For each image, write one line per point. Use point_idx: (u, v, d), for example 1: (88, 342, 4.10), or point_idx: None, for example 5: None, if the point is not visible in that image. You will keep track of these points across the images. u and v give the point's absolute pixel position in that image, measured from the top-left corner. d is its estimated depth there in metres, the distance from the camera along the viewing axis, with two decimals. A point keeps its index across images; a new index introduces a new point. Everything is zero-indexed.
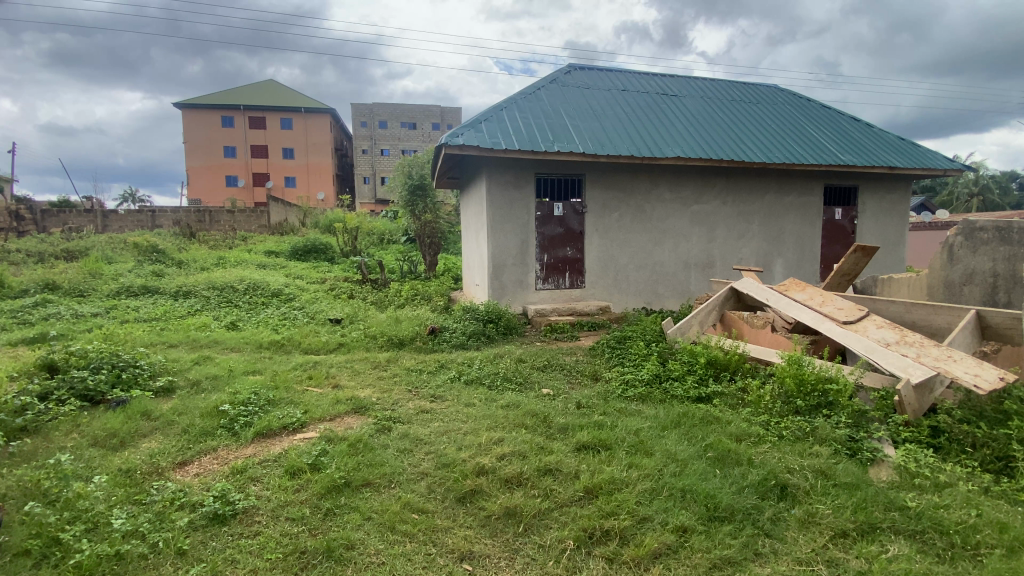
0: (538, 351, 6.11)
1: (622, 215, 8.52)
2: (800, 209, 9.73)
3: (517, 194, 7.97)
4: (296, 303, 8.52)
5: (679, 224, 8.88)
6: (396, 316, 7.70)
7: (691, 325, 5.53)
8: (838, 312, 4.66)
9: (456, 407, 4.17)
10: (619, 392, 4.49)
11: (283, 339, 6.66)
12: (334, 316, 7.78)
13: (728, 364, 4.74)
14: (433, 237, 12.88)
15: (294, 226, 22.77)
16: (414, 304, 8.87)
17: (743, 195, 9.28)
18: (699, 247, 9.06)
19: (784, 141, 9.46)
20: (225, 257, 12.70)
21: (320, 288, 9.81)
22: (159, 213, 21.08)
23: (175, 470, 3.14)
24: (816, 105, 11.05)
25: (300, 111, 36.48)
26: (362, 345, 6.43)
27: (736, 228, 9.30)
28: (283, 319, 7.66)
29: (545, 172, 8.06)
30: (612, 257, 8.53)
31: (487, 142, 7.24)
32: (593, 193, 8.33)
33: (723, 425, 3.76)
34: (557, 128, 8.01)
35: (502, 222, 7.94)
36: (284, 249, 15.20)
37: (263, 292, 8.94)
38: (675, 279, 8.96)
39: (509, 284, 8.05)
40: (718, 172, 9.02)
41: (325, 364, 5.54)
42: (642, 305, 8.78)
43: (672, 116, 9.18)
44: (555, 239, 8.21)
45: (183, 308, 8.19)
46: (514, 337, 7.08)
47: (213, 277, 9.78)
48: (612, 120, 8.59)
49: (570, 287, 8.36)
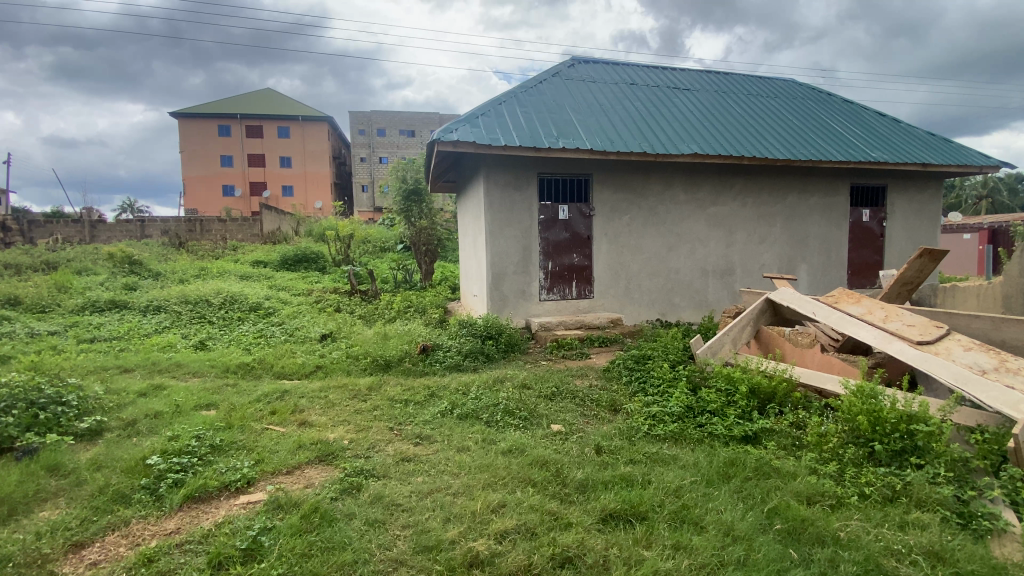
0: (544, 373, 5.30)
1: (634, 218, 7.75)
2: (825, 211, 8.96)
3: (518, 196, 7.21)
4: (276, 319, 7.71)
5: (695, 228, 8.10)
6: (385, 333, 6.91)
7: (723, 343, 4.74)
8: (910, 330, 3.88)
9: (446, 454, 3.37)
10: (646, 430, 3.70)
11: (255, 361, 5.87)
12: (315, 333, 6.98)
13: (773, 394, 3.96)
14: (429, 245, 12.10)
15: (287, 236, 22.02)
16: (406, 318, 8.07)
17: (764, 196, 8.51)
18: (717, 253, 8.28)
19: (807, 136, 8.71)
20: (208, 268, 11.92)
21: (305, 301, 9.02)
22: (149, 223, 20.34)
23: (63, 559, 2.33)
24: (838, 101, 10.32)
25: (297, 120, 35.91)
26: (343, 368, 5.62)
27: (757, 231, 8.52)
28: (259, 338, 6.86)
29: (548, 172, 7.30)
30: (623, 265, 7.75)
31: (484, 138, 6.47)
32: (601, 195, 7.56)
33: (784, 481, 2.96)
34: (561, 123, 7.25)
35: (501, 227, 7.17)
36: (274, 258, 14.42)
37: (241, 306, 8.15)
38: (692, 288, 8.17)
39: (510, 293, 7.27)
40: (737, 170, 8.26)
41: (297, 393, 4.74)
42: (656, 317, 7.98)
43: (686, 110, 8.43)
44: (560, 245, 7.44)
45: (151, 325, 7.39)
46: (516, 355, 6.28)
47: (189, 290, 8.99)
48: (621, 114, 7.85)
49: (577, 298, 7.58)
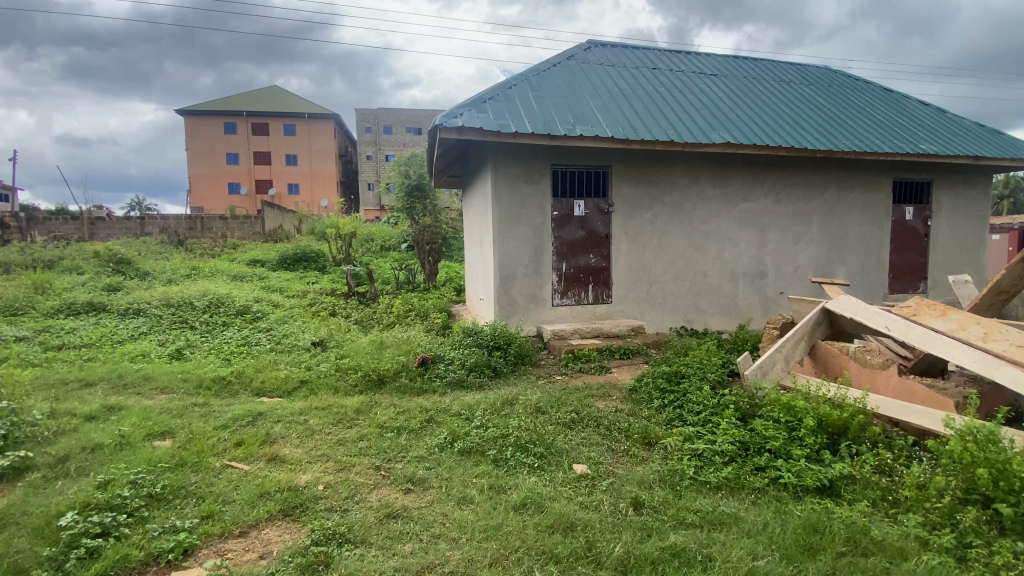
0: (561, 393, 4.58)
1: (657, 215, 7.01)
2: (865, 208, 8.18)
3: (530, 190, 6.50)
4: (263, 324, 7.05)
5: (724, 226, 7.35)
6: (382, 341, 6.22)
7: (775, 362, 4.06)
8: (1019, 352, 3.21)
9: (444, 509, 2.68)
10: (695, 478, 3.00)
11: (233, 374, 5.19)
12: (305, 340, 6.30)
13: (845, 429, 3.27)
14: (433, 244, 11.33)
15: (288, 234, 21.45)
16: (405, 324, 7.38)
17: (799, 192, 7.73)
18: (748, 254, 7.52)
19: (847, 126, 7.92)
20: (200, 268, 11.30)
21: (298, 304, 8.35)
22: (149, 220, 19.79)
23: None
24: (877, 90, 9.51)
25: (304, 117, 35.49)
26: (331, 384, 4.92)
27: (792, 230, 7.75)
28: (242, 346, 6.20)
29: (563, 164, 6.58)
30: (645, 266, 7.02)
31: (491, 124, 5.77)
32: (621, 189, 6.83)
33: (889, 562, 2.24)
34: (578, 108, 6.53)
35: (511, 225, 6.46)
36: (272, 257, 13.80)
37: (228, 310, 7.49)
38: (720, 292, 7.42)
39: (520, 298, 6.56)
40: (771, 162, 7.49)
41: (273, 416, 4.05)
42: (681, 324, 7.24)
43: (715, 96, 7.67)
44: (575, 245, 6.73)
45: (127, 330, 6.74)
46: (526, 368, 5.57)
47: (175, 291, 8.36)
48: (643, 100, 7.11)
49: (594, 303, 6.85)
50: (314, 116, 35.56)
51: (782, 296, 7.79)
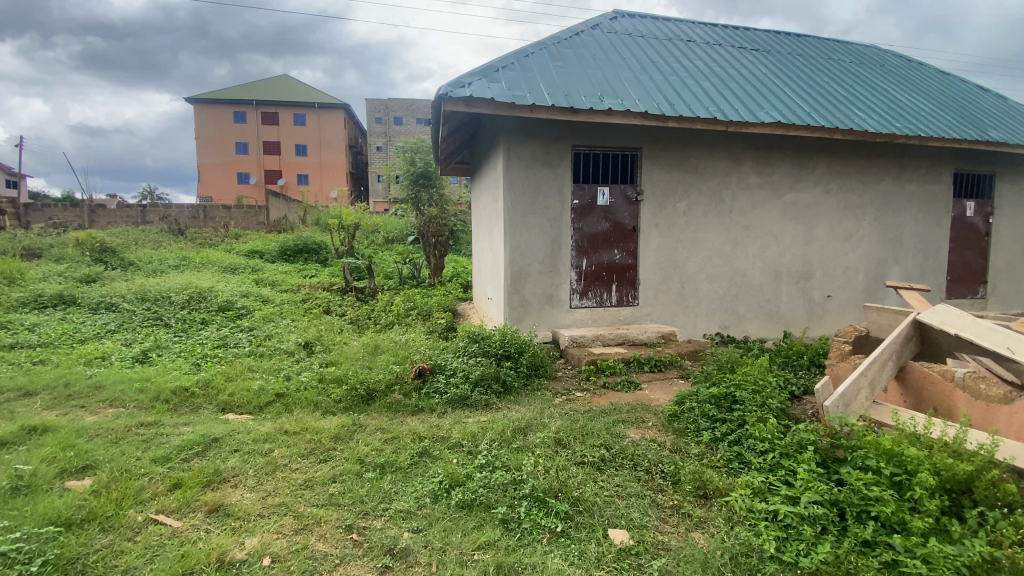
0: (585, 419, 3.77)
1: (692, 205, 6.15)
2: (923, 202, 7.23)
3: (547, 175, 5.66)
4: (245, 323, 6.30)
5: (767, 219, 6.48)
6: (376, 345, 5.44)
7: (860, 390, 3.22)
8: None
9: None
10: (780, 562, 2.22)
11: (198, 385, 4.44)
12: (289, 343, 5.53)
13: (971, 488, 2.53)
14: (439, 236, 10.50)
15: (292, 224, 20.72)
16: (405, 325, 6.59)
17: (851, 182, 6.82)
18: (793, 252, 6.64)
19: (906, 108, 6.97)
20: (191, 258, 10.61)
21: (289, 299, 7.60)
22: (150, 208, 19.22)
23: None
24: (934, 72, 8.51)
25: (313, 107, 34.81)
26: (310, 399, 4.14)
27: (842, 226, 6.85)
28: (217, 349, 5.46)
29: (587, 145, 5.73)
30: (677, 263, 6.17)
31: (504, 95, 4.94)
32: (652, 175, 5.96)
33: None
34: (605, 80, 5.67)
35: (526, 215, 5.64)
36: (271, 248, 13.09)
37: (208, 306, 6.74)
38: (761, 294, 6.55)
39: (534, 298, 5.74)
40: (821, 148, 6.58)
41: (228, 445, 3.29)
42: (715, 330, 6.40)
43: (758, 72, 6.75)
44: (597, 239, 5.89)
45: (93, 328, 6.02)
46: (540, 381, 4.77)
47: (155, 283, 7.64)
48: (678, 73, 6.22)
49: (617, 306, 6.01)
50: (323, 106, 34.86)
51: (830, 300, 6.89)
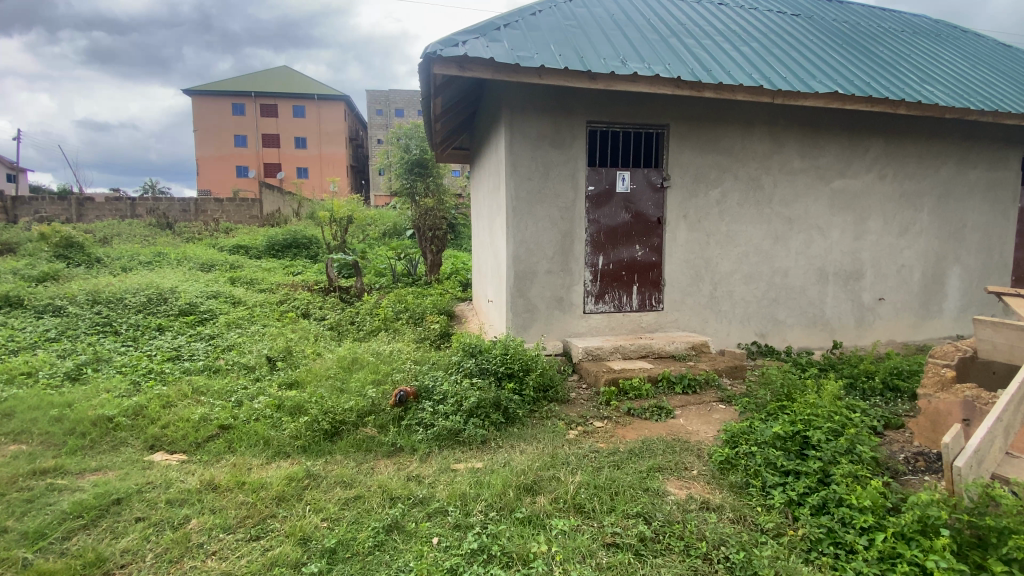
0: (611, 467, 2.91)
1: (727, 192, 5.24)
2: (988, 191, 6.29)
3: (558, 156, 4.76)
4: (207, 330, 5.44)
5: (812, 209, 5.57)
6: (353, 358, 4.58)
7: (994, 440, 2.35)
8: None
9: None
10: None
11: (127, 414, 3.58)
12: (252, 356, 4.66)
13: None
14: (436, 230, 9.61)
15: (287, 218, 19.87)
16: (392, 331, 5.73)
17: (908, 167, 5.88)
18: (841, 248, 5.73)
19: (973, 82, 6.02)
20: (168, 254, 9.73)
21: (265, 301, 6.73)
22: (140, 201, 18.35)
23: None
24: (994, 45, 7.54)
25: (313, 99, 33.88)
26: (259, 434, 3.27)
27: (896, 218, 5.92)
28: (166, 363, 4.60)
29: (605, 121, 4.84)
30: (709, 261, 5.28)
31: (506, 56, 4.04)
32: (681, 156, 5.05)
33: None
34: (627, 43, 4.75)
35: (531, 204, 4.74)
36: (258, 242, 12.26)
37: (167, 309, 5.88)
38: (804, 297, 5.65)
39: (542, 301, 4.86)
40: (876, 126, 5.65)
41: (133, 512, 2.45)
42: (752, 339, 5.52)
43: (802, 38, 5.81)
44: (616, 232, 5.00)
45: (30, 334, 5.17)
46: (549, 406, 3.90)
47: (114, 282, 6.77)
48: (712, 37, 5.28)
49: (638, 311, 5.13)
50: (323, 98, 33.94)
51: (882, 303, 5.98)
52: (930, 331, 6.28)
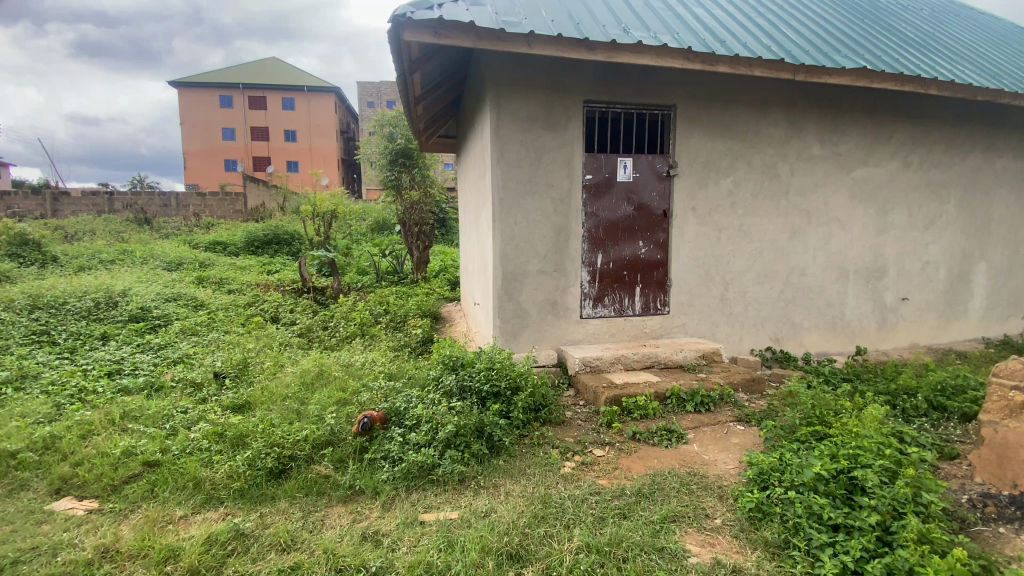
0: (616, 519, 2.36)
1: (740, 181, 4.69)
2: (1018, 181, 5.77)
3: (550, 141, 4.19)
4: (157, 338, 4.84)
5: (832, 200, 5.03)
6: (317, 371, 4.00)
7: None
8: None
9: None
10: None
11: (35, 448, 3.01)
12: (201, 370, 4.08)
13: None
14: (423, 224, 9.01)
15: (272, 213, 19.17)
16: (368, 337, 5.16)
17: (936, 154, 5.34)
18: (862, 243, 5.19)
19: (1005, 62, 5.48)
20: (134, 252, 9.08)
21: (230, 303, 6.12)
22: (118, 195, 17.58)
23: None
24: (1018, 27, 7.01)
25: (302, 91, 32.98)
26: (188, 474, 2.75)
27: (922, 210, 5.39)
28: (101, 380, 4.01)
29: (603, 101, 4.27)
30: (719, 259, 4.73)
31: (490, 21, 3.45)
32: (689, 141, 4.49)
33: None
34: (630, 10, 4.16)
35: (521, 195, 4.17)
36: (236, 238, 11.60)
37: (115, 316, 5.28)
38: (822, 298, 5.12)
39: (533, 305, 4.30)
40: (902, 108, 5.10)
41: None
42: (766, 345, 4.99)
43: (822, 10, 5.23)
44: (617, 227, 4.44)
45: None
46: (540, 430, 3.35)
47: (63, 284, 6.14)
48: (724, 7, 4.70)
49: (642, 315, 4.58)
50: (313, 90, 33.05)
51: (905, 303, 5.46)
52: (955, 333, 5.77)
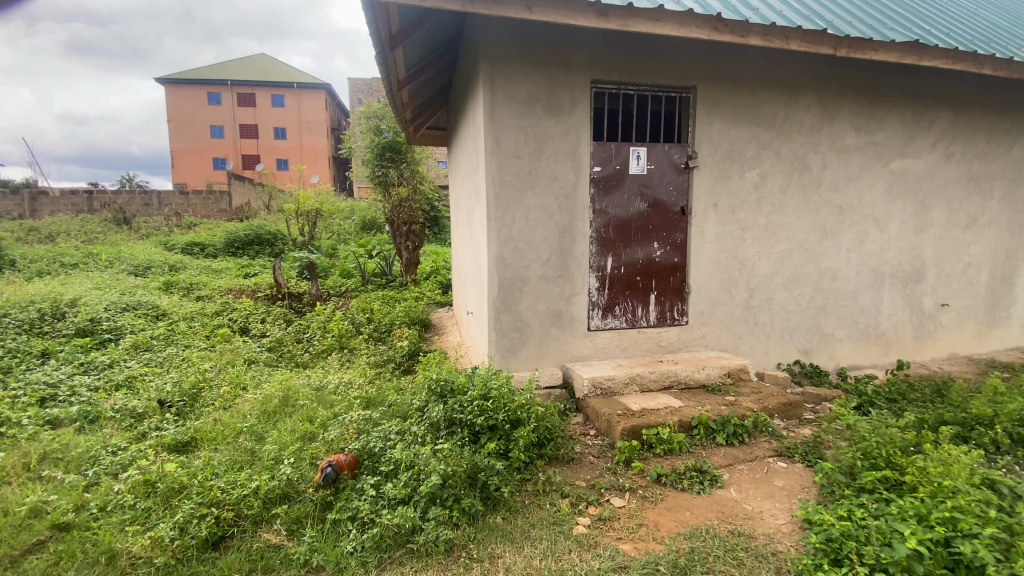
0: None
1: (767, 174, 4.14)
2: None
3: (553, 127, 3.61)
4: (104, 356, 4.23)
5: (867, 196, 4.49)
6: (283, 397, 3.41)
7: None
8: None
9: None
10: None
11: None
12: (147, 397, 3.48)
13: None
14: (412, 223, 8.43)
15: (258, 212, 18.47)
16: (347, 352, 4.56)
17: (979, 144, 4.80)
18: (899, 243, 4.66)
19: None
20: (101, 254, 8.42)
21: (196, 312, 5.51)
22: (97, 194, 16.83)
23: None
24: None
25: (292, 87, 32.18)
26: (101, 544, 2.16)
27: (963, 206, 4.86)
28: (27, 409, 3.40)
29: (614, 82, 3.70)
30: (744, 262, 4.18)
31: None
32: (711, 128, 3.93)
33: None
34: None
35: (520, 190, 3.60)
36: (215, 239, 10.94)
37: (60, 330, 4.66)
38: (856, 304, 4.59)
39: (534, 317, 3.73)
40: (945, 93, 4.56)
41: None
42: (795, 358, 4.45)
43: None
44: (628, 226, 3.89)
45: None
46: (545, 473, 2.77)
47: (9, 292, 5.50)
48: None
49: (657, 327, 4.03)
50: (302, 87, 32.27)
51: (945, 309, 4.94)
52: (996, 342, 5.25)
